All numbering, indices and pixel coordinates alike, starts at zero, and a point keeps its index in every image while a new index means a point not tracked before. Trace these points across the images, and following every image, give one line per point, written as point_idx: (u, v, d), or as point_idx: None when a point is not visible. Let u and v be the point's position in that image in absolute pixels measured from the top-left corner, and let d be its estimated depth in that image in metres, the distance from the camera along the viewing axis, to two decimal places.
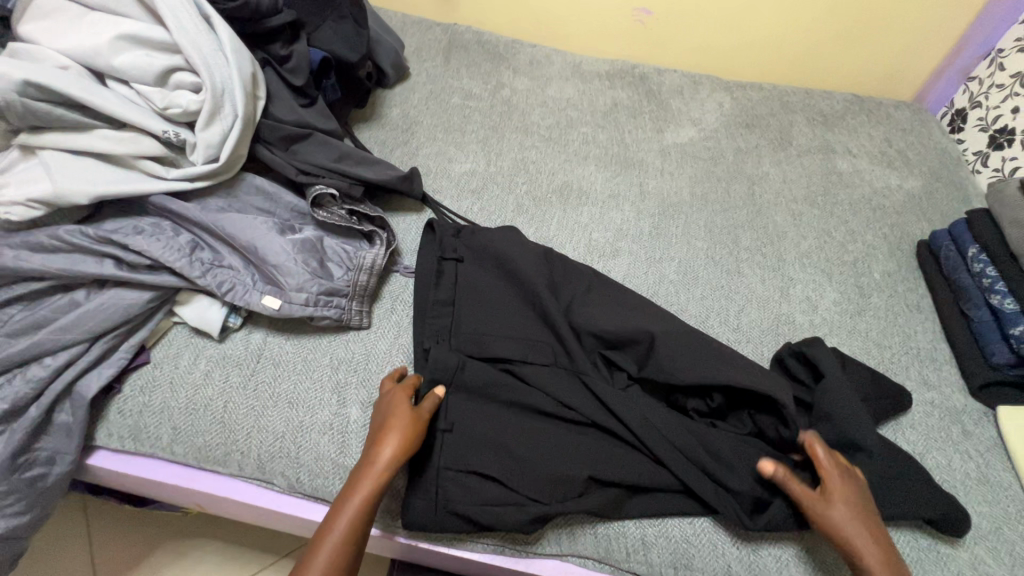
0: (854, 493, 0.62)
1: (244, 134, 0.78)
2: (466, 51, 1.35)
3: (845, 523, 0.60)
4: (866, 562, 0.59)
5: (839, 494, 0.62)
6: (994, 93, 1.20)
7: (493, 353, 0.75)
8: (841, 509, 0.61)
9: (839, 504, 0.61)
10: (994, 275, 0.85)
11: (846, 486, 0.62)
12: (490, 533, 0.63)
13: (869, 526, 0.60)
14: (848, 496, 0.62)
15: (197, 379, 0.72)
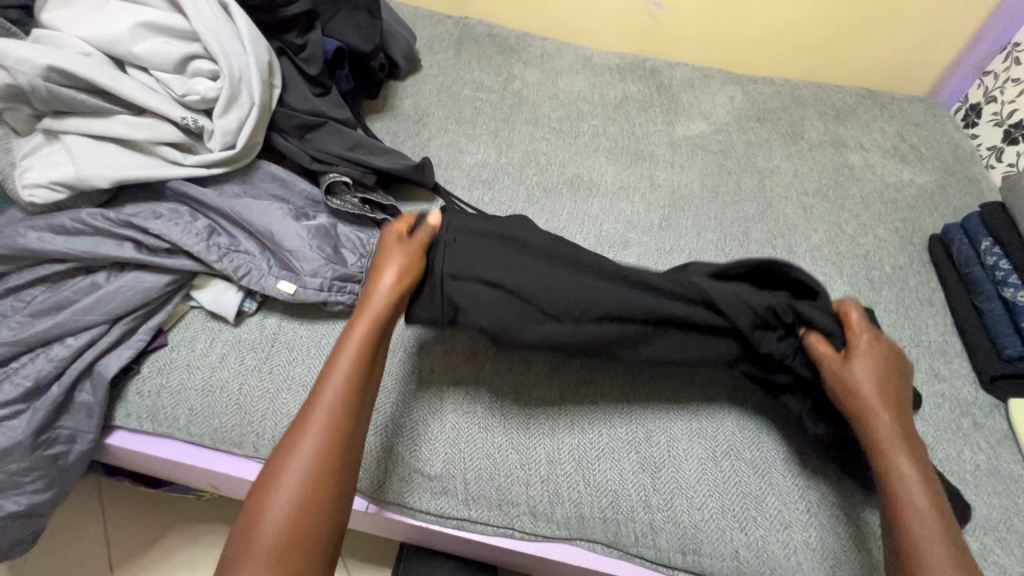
0: (891, 373, 0.63)
1: (260, 121, 0.80)
2: (477, 44, 1.36)
3: (869, 390, 0.61)
4: (890, 453, 0.58)
5: (868, 354, 0.63)
6: (1010, 87, 1.19)
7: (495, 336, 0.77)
8: (873, 387, 0.61)
9: (862, 361, 0.62)
10: (1008, 268, 0.85)
11: (885, 361, 0.63)
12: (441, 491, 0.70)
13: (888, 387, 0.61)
14: (880, 360, 0.63)
15: (213, 361, 0.74)
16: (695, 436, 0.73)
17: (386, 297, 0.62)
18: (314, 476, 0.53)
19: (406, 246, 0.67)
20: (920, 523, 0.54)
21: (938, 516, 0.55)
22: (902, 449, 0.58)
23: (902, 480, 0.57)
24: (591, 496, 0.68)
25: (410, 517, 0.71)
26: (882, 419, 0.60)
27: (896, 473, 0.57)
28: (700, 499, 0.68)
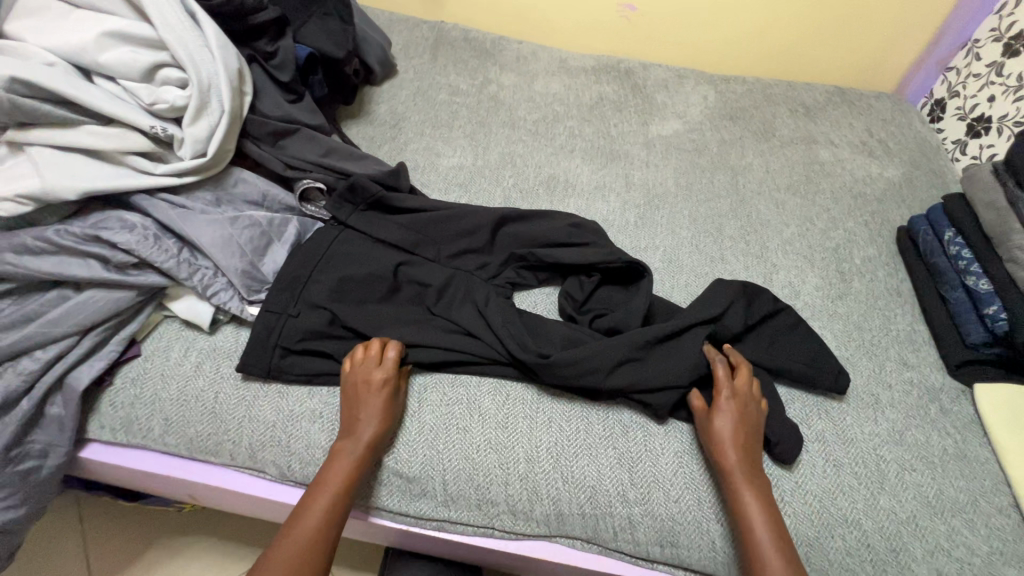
0: (744, 423, 0.68)
1: (230, 129, 0.80)
2: (453, 48, 1.37)
3: (728, 446, 0.66)
4: (744, 507, 0.64)
5: (722, 415, 0.68)
6: (971, 82, 1.23)
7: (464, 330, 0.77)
8: (728, 442, 0.66)
9: (724, 412, 0.68)
10: (969, 257, 0.87)
11: (741, 411, 0.69)
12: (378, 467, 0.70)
13: (744, 431, 0.67)
14: (734, 406, 0.69)
15: (188, 370, 0.73)
16: (671, 429, 0.73)
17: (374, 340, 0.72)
18: (319, 523, 0.61)
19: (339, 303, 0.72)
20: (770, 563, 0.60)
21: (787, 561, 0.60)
22: (760, 507, 0.63)
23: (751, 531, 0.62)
24: (570, 493, 0.69)
25: (388, 519, 0.71)
26: (744, 487, 0.64)
27: (751, 531, 0.62)
28: (676, 493, 0.69)
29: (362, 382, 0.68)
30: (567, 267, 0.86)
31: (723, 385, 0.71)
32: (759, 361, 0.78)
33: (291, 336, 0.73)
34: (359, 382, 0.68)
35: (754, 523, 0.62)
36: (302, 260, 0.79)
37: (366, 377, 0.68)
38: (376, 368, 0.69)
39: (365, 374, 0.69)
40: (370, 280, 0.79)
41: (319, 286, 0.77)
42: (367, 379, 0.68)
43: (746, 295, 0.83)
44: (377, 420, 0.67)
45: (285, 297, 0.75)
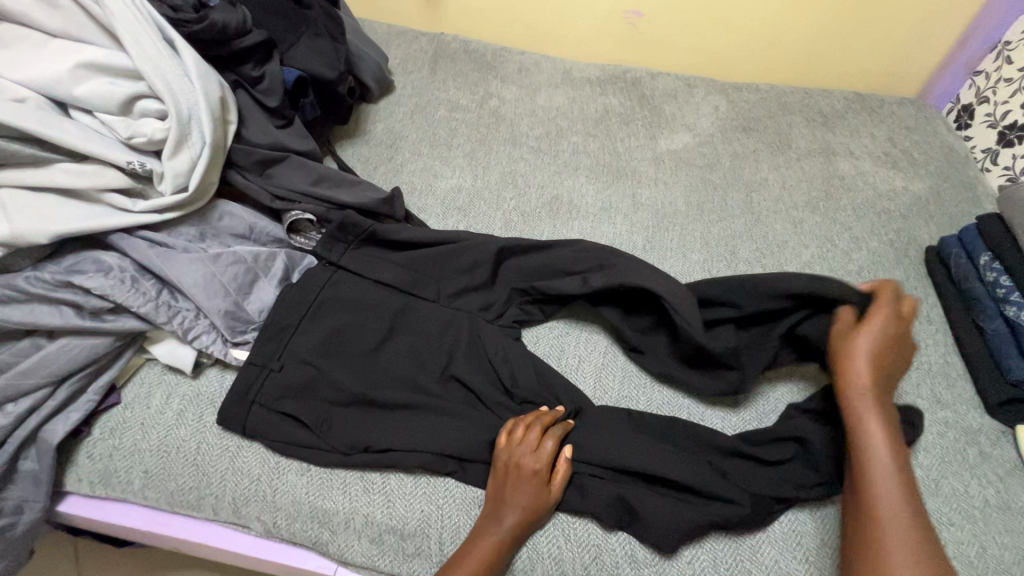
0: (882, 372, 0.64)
1: (213, 161, 0.76)
2: (453, 61, 1.32)
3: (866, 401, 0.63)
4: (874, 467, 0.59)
5: (866, 350, 0.65)
6: (1002, 87, 1.15)
7: (465, 380, 0.73)
8: (867, 377, 0.64)
9: (869, 341, 0.66)
10: (1008, 286, 0.81)
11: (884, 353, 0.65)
12: (366, 528, 0.65)
13: (884, 368, 0.65)
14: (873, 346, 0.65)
15: (170, 419, 0.69)
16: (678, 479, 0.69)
17: (526, 414, 0.70)
18: None
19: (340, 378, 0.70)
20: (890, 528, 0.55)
21: (915, 529, 0.55)
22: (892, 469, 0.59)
23: (875, 493, 0.58)
24: (572, 552, 0.64)
25: None
26: (872, 420, 0.61)
27: (874, 492, 0.58)
28: (688, 551, 0.64)
29: (511, 471, 0.64)
30: (573, 301, 0.82)
31: (879, 315, 0.67)
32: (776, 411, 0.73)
33: (270, 392, 0.69)
34: (522, 468, 0.64)
35: (882, 485, 0.58)
36: (289, 308, 0.74)
37: (527, 464, 0.64)
38: (530, 456, 0.64)
39: (520, 461, 0.64)
40: (364, 331, 0.75)
41: (307, 336, 0.73)
42: (514, 465, 0.64)
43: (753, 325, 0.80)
44: (522, 513, 0.62)
45: (269, 349, 0.71)
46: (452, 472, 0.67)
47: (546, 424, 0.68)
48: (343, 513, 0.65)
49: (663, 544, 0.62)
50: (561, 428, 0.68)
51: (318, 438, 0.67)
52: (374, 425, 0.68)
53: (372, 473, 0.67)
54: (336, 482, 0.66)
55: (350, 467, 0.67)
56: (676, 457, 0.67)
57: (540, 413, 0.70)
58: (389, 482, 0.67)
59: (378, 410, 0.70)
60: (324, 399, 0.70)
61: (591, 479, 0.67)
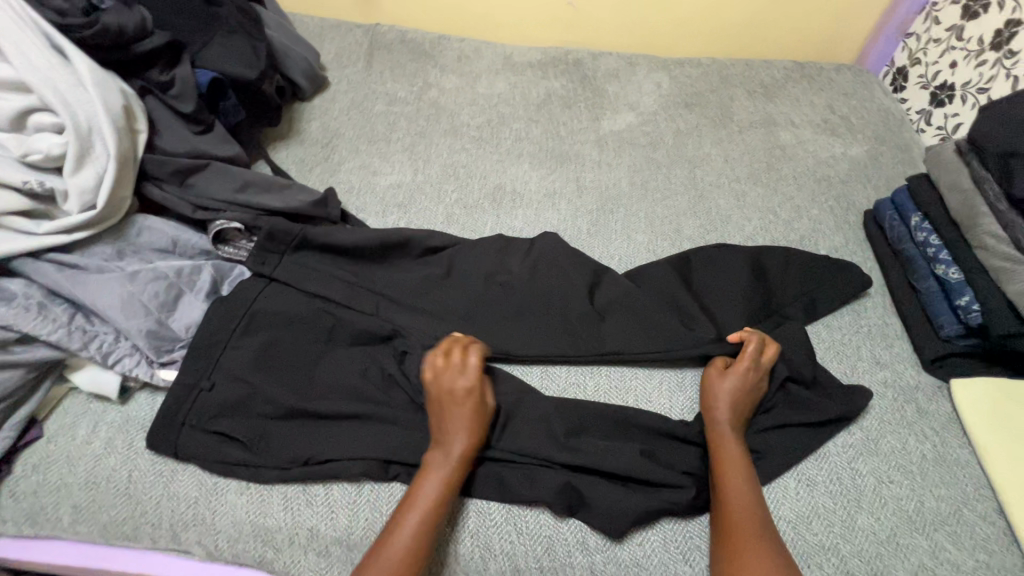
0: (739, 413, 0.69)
1: (123, 174, 0.72)
2: (389, 52, 1.28)
3: (728, 443, 0.67)
4: (731, 495, 0.62)
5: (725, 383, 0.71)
6: (932, 48, 1.17)
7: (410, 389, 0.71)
8: (722, 405, 0.69)
9: (731, 378, 0.71)
10: (938, 244, 0.81)
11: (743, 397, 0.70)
12: (312, 543, 0.63)
13: (741, 402, 0.70)
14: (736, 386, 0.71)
15: (98, 449, 0.66)
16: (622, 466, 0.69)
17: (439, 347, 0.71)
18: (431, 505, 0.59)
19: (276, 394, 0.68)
20: (746, 542, 0.58)
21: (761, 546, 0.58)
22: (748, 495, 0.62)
23: (736, 514, 0.60)
24: (525, 545, 0.64)
25: None
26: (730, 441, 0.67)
27: (730, 499, 0.62)
28: (638, 533, 0.65)
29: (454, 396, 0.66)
30: (514, 300, 0.80)
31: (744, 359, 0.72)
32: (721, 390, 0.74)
33: (202, 412, 0.66)
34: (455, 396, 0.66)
35: (738, 508, 0.61)
36: (219, 323, 0.71)
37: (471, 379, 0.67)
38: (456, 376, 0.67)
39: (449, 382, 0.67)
40: (300, 342, 0.72)
41: (238, 352, 0.70)
42: (452, 389, 0.66)
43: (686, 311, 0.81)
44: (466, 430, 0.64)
45: (199, 367, 0.69)
46: (399, 477, 0.66)
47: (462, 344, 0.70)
48: (287, 529, 0.63)
49: (611, 527, 0.63)
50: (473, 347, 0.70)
51: (256, 455, 0.65)
52: (316, 438, 0.66)
53: (315, 487, 0.65)
54: (277, 499, 0.64)
55: (293, 482, 0.65)
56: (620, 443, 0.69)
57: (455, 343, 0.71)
58: (334, 493, 0.65)
59: (321, 423, 0.68)
60: (262, 414, 0.67)
61: (540, 470, 0.67)
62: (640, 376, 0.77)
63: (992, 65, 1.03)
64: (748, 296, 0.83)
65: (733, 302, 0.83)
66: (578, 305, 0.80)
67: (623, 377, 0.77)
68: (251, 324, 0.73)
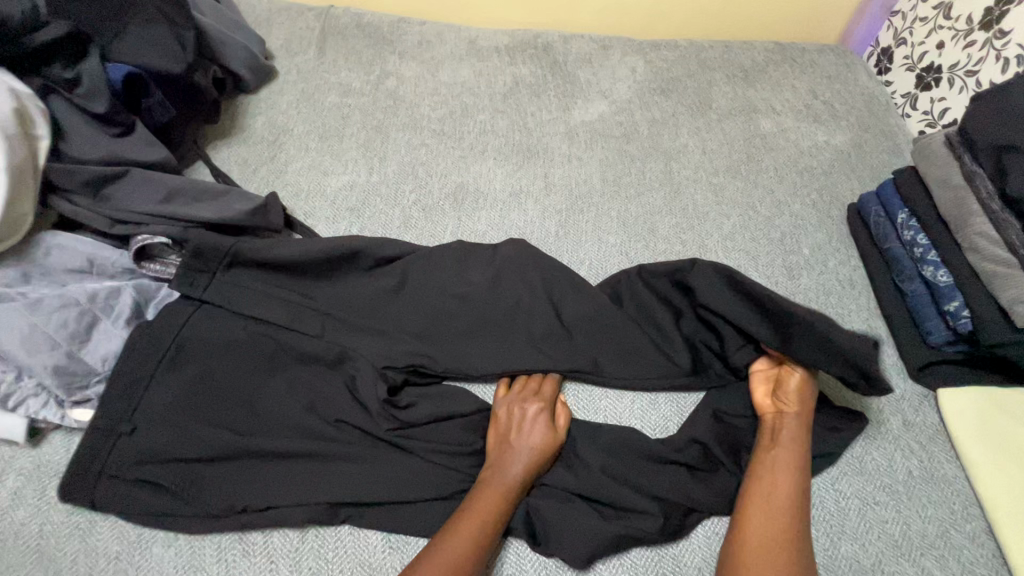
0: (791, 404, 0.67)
1: (21, 187, 0.63)
2: (343, 38, 1.18)
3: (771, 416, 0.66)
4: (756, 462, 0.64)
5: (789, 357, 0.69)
6: (918, 27, 1.11)
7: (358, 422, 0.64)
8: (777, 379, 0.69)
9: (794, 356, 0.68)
10: (925, 244, 0.76)
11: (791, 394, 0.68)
12: None
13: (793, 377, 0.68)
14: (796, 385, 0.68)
15: (4, 501, 0.59)
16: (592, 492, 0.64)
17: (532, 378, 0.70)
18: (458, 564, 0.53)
19: (212, 432, 0.61)
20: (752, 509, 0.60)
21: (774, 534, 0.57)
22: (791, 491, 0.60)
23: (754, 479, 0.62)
24: None
25: None
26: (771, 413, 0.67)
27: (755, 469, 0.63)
28: (605, 569, 0.59)
29: (505, 438, 0.64)
30: (474, 313, 0.74)
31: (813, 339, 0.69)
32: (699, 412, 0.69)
33: (122, 458, 0.59)
34: (513, 440, 0.64)
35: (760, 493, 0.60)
36: (146, 354, 0.64)
37: (501, 424, 0.66)
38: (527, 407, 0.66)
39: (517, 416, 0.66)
40: (237, 375, 0.65)
41: (166, 389, 0.63)
42: (524, 419, 0.65)
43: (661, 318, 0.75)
44: (532, 465, 0.62)
45: (121, 406, 0.61)
46: (347, 521, 0.60)
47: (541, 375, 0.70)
48: None
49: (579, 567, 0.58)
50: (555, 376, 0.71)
51: (186, 504, 0.58)
52: (252, 483, 0.60)
53: (253, 536, 0.59)
54: (209, 551, 0.58)
55: (227, 531, 0.59)
56: (590, 473, 0.63)
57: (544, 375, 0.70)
58: (274, 541, 0.59)
59: (257, 463, 0.61)
60: (192, 457, 0.60)
61: None
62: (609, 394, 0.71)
63: (981, 46, 0.97)
64: None
65: None
66: (542, 317, 0.74)
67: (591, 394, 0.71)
68: (179, 355, 0.65)
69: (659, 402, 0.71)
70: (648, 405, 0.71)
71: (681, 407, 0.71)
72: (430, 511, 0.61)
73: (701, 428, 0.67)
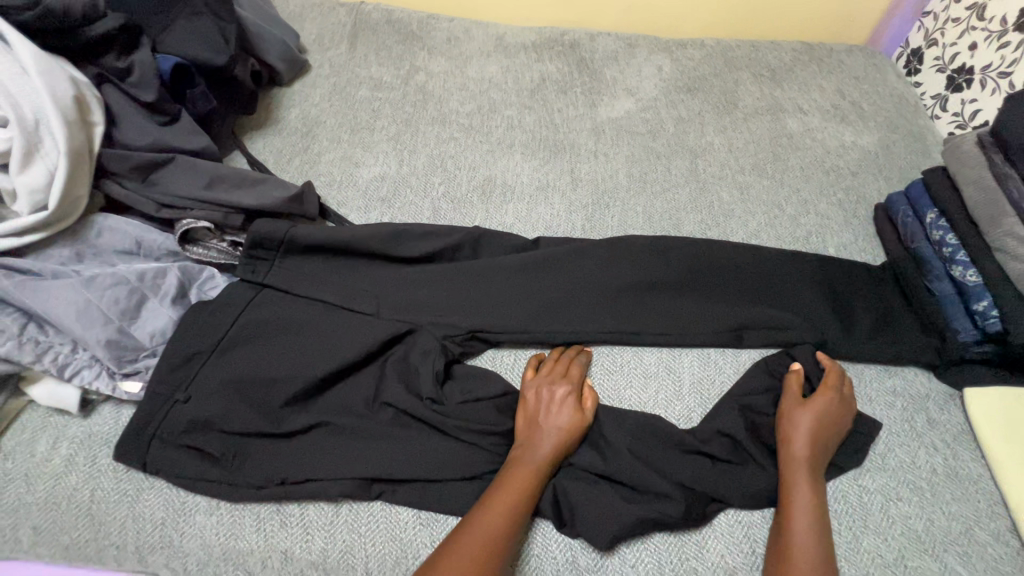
0: (823, 449, 0.64)
1: (78, 169, 0.66)
2: (374, 33, 1.21)
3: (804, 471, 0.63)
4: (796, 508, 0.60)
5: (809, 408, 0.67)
6: (950, 28, 1.10)
7: (392, 398, 0.66)
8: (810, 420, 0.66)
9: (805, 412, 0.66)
10: (954, 244, 0.76)
11: (828, 431, 0.65)
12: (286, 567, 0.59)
13: (822, 434, 0.65)
14: (818, 426, 0.65)
15: (58, 467, 0.63)
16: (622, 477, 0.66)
17: (560, 360, 0.72)
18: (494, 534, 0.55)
19: (257, 408, 0.64)
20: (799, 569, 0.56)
21: None
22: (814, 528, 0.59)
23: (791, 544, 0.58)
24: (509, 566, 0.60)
25: None
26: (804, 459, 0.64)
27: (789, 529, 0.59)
28: (630, 553, 0.61)
29: (535, 417, 0.66)
30: (503, 297, 0.76)
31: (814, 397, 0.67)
32: (728, 402, 0.70)
33: (173, 425, 0.61)
34: (543, 419, 0.65)
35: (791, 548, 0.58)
36: (196, 332, 0.66)
37: (530, 404, 0.67)
38: (556, 388, 0.67)
39: (546, 396, 0.67)
40: (275, 354, 0.67)
41: (218, 364, 0.65)
42: (554, 399, 0.66)
43: (684, 305, 0.78)
44: (562, 443, 0.64)
45: (177, 377, 0.64)
46: (380, 497, 0.62)
47: (568, 358, 0.72)
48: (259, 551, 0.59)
49: (606, 547, 0.59)
50: (584, 359, 0.72)
51: (229, 474, 0.61)
52: (290, 457, 0.62)
53: (289, 507, 0.62)
54: (248, 520, 0.61)
55: (264, 501, 0.61)
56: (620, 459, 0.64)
57: (573, 358, 0.72)
58: (310, 513, 0.61)
59: (295, 439, 0.63)
60: (234, 432, 0.62)
61: None
62: (628, 375, 0.73)
63: (1015, 48, 0.96)
64: (746, 289, 0.80)
65: (728, 294, 0.80)
66: (567, 299, 0.77)
67: (611, 377, 0.73)
68: (226, 332, 0.67)
69: (683, 389, 0.72)
70: (671, 392, 0.72)
71: (706, 396, 0.72)
72: (460, 490, 0.63)
73: (726, 419, 0.68)
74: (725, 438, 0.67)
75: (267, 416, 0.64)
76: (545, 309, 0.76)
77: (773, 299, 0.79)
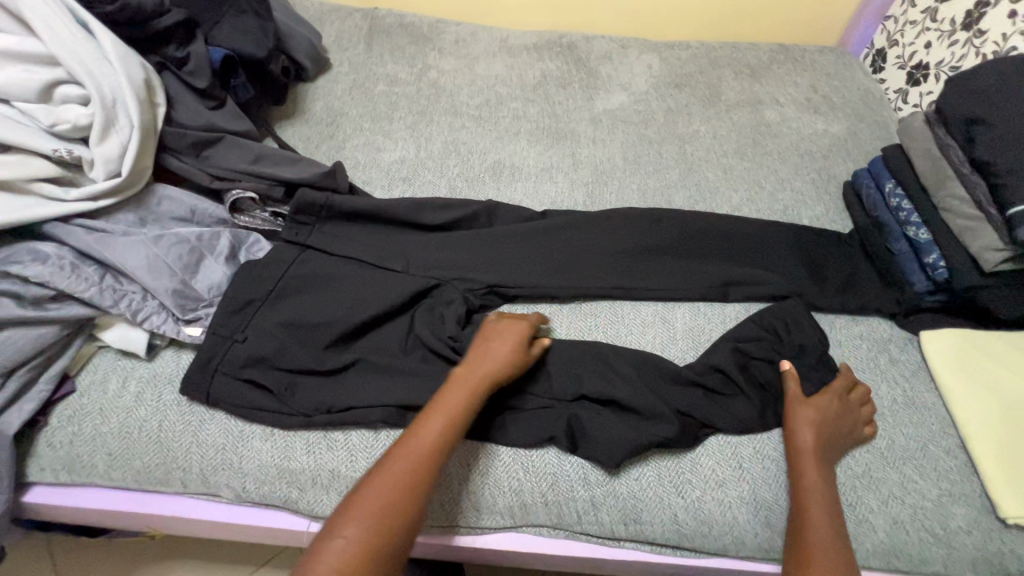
0: (828, 447, 0.69)
1: (144, 143, 0.75)
2: (388, 35, 1.32)
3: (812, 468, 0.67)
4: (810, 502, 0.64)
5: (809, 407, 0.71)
6: (908, 29, 1.23)
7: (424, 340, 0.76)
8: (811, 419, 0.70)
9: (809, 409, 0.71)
10: (909, 209, 0.87)
11: (830, 428, 0.69)
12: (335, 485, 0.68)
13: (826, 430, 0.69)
14: (822, 423, 0.69)
15: (127, 402, 0.71)
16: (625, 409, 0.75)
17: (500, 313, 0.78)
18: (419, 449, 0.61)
19: (305, 348, 0.73)
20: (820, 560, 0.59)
21: None
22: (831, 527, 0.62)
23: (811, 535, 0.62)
24: (530, 483, 0.69)
25: None
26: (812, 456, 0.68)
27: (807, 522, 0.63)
28: (635, 470, 0.71)
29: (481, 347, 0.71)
30: (518, 258, 0.86)
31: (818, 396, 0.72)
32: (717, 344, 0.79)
33: (234, 360, 0.70)
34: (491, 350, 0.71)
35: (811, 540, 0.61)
36: (249, 284, 0.75)
37: (484, 336, 0.73)
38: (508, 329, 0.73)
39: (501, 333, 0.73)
40: (319, 304, 0.76)
41: (270, 310, 0.74)
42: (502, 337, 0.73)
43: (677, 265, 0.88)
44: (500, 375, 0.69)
45: (235, 321, 0.73)
46: (416, 424, 0.71)
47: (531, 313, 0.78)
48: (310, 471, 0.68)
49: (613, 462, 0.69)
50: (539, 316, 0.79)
51: (283, 403, 0.69)
52: (336, 390, 0.71)
53: (336, 434, 0.70)
54: (300, 444, 0.69)
55: (314, 428, 0.70)
56: (626, 392, 0.73)
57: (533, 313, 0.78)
58: (354, 438, 0.70)
59: (339, 374, 0.72)
60: (286, 368, 0.71)
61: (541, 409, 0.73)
62: (629, 324, 0.83)
63: (962, 44, 1.09)
64: (731, 251, 0.91)
65: (715, 255, 0.90)
66: (574, 260, 0.87)
67: (614, 325, 0.83)
68: (275, 284, 0.76)
69: (677, 335, 0.82)
70: (666, 337, 0.82)
71: (696, 341, 0.82)
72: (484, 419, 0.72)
73: (716, 357, 0.77)
74: (716, 372, 0.77)
75: (314, 355, 0.72)
76: (555, 268, 0.86)
77: (754, 259, 0.90)
